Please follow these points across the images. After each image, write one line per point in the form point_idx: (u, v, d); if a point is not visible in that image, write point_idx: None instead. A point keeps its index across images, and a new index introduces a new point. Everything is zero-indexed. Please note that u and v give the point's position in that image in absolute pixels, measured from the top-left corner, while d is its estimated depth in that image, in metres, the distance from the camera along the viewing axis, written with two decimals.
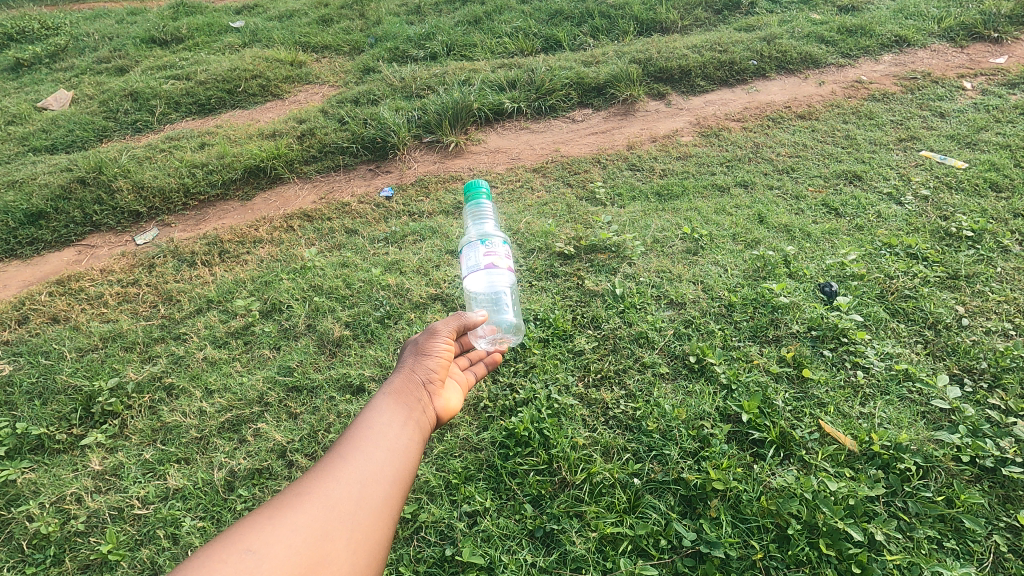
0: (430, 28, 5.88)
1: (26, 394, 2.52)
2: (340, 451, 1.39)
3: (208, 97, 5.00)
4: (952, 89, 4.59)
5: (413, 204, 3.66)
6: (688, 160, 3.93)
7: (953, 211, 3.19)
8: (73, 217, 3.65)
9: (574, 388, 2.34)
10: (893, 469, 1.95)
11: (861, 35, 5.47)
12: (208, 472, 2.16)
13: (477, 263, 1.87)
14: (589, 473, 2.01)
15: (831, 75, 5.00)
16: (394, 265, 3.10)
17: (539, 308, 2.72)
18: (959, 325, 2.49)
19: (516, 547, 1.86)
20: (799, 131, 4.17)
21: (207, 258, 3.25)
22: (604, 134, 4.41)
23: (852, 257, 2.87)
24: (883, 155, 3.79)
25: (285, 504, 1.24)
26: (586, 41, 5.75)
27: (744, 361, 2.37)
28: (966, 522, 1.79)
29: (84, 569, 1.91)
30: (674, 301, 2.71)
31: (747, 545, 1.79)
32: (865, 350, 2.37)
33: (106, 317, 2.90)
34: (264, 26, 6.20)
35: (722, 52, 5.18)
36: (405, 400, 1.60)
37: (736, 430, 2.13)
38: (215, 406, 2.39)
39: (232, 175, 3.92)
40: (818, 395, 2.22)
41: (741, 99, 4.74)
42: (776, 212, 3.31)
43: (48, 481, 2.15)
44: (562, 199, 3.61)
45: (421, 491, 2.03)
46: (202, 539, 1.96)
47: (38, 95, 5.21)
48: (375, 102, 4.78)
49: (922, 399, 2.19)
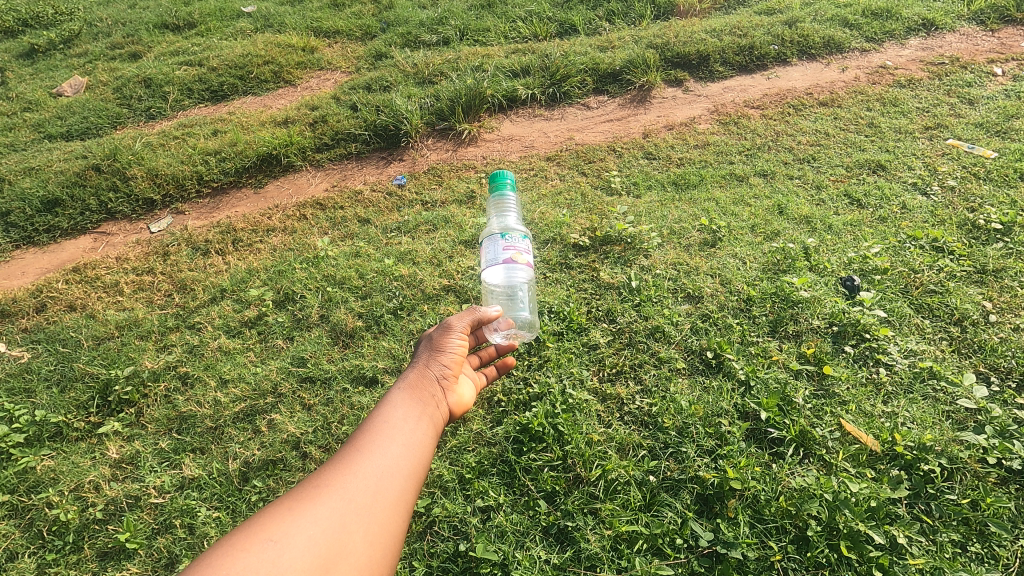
0: (443, 13, 5.80)
1: (44, 381, 2.54)
2: (358, 445, 1.38)
3: (220, 84, 4.97)
4: (981, 75, 4.42)
5: (425, 192, 3.63)
6: (707, 149, 3.84)
7: (981, 202, 3.08)
8: (88, 204, 3.65)
9: (589, 382, 2.32)
10: (917, 470, 1.90)
11: (887, 18, 5.29)
12: (223, 463, 2.18)
13: (497, 255, 1.82)
14: (604, 469, 1.99)
15: (855, 60, 4.84)
16: (406, 256, 3.07)
17: (553, 300, 2.68)
18: (986, 322, 2.42)
19: (530, 543, 1.85)
20: (821, 119, 4.04)
21: (221, 247, 3.25)
22: (619, 121, 4.32)
23: (876, 249, 2.79)
24: (908, 143, 3.68)
25: (305, 496, 1.23)
26: (602, 25, 5.63)
27: (763, 357, 2.33)
28: (991, 527, 1.74)
29: (102, 556, 1.94)
30: (692, 294, 2.66)
31: (765, 546, 1.76)
32: (888, 347, 2.31)
33: (122, 305, 2.91)
34: (276, 11, 6.14)
35: (743, 37, 5.05)
36: (419, 396, 1.59)
37: (754, 428, 2.10)
38: (229, 396, 2.40)
39: (245, 162, 3.90)
40: (840, 393, 2.17)
41: (761, 85, 4.62)
42: (796, 203, 3.22)
43: (67, 468, 2.18)
44: (576, 188, 3.55)
45: (434, 485, 2.03)
46: (219, 530, 1.98)
47: (53, 82, 5.19)
48: (387, 87, 4.72)
49: (946, 399, 2.13)
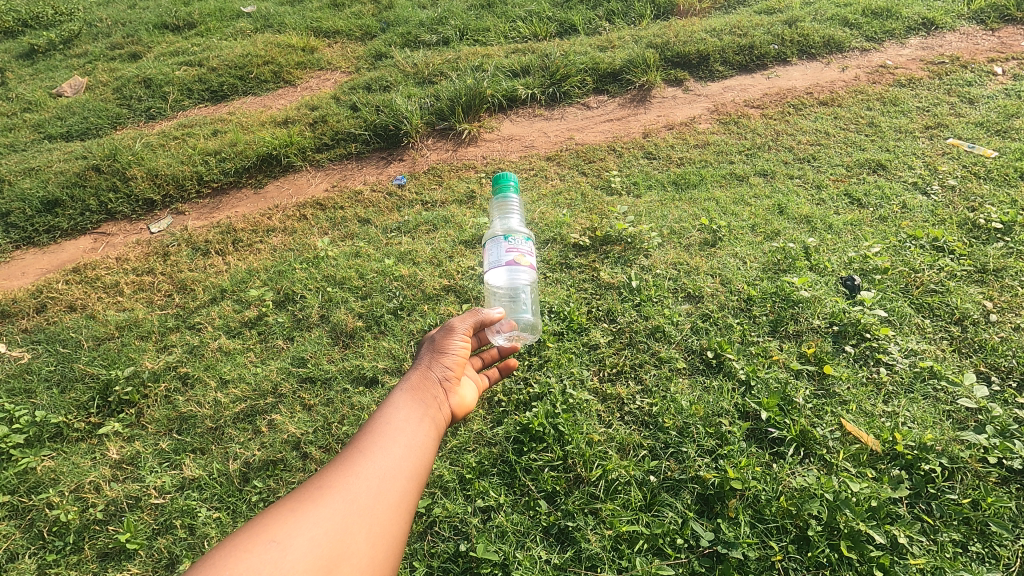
0: (442, 13, 5.80)
1: (44, 381, 2.54)
2: (360, 447, 1.38)
3: (220, 84, 4.97)
4: (982, 75, 4.42)
5: (425, 192, 3.63)
6: (707, 149, 3.84)
7: (981, 202, 3.08)
8: (88, 205, 3.65)
9: (589, 382, 2.32)
10: (917, 470, 1.90)
11: (887, 17, 5.29)
12: (223, 463, 2.18)
13: (499, 257, 1.82)
14: (604, 469, 1.99)
15: (854, 60, 4.84)
16: (406, 256, 3.07)
17: (554, 300, 2.68)
18: (986, 322, 2.41)
19: (531, 543, 1.84)
20: (821, 118, 4.03)
21: (221, 248, 3.25)
22: (619, 121, 4.32)
23: (876, 249, 2.79)
24: (908, 143, 3.67)
25: (308, 496, 1.23)
26: (602, 25, 5.63)
27: (763, 357, 2.33)
28: (992, 526, 1.74)
29: (103, 557, 1.94)
30: (692, 294, 2.66)
31: (766, 546, 1.76)
32: (888, 347, 2.30)
33: (122, 306, 2.91)
34: (276, 10, 6.14)
35: (743, 36, 5.05)
36: (421, 398, 1.59)
37: (755, 428, 2.10)
38: (229, 396, 2.40)
39: (245, 163, 3.90)
40: (840, 392, 2.17)
41: (761, 84, 4.62)
42: (796, 203, 3.21)
43: (68, 469, 2.18)
44: (576, 188, 3.55)
45: (435, 485, 2.03)
46: (219, 530, 1.98)
47: (53, 82, 5.19)
48: (387, 87, 4.72)
49: (947, 398, 2.13)
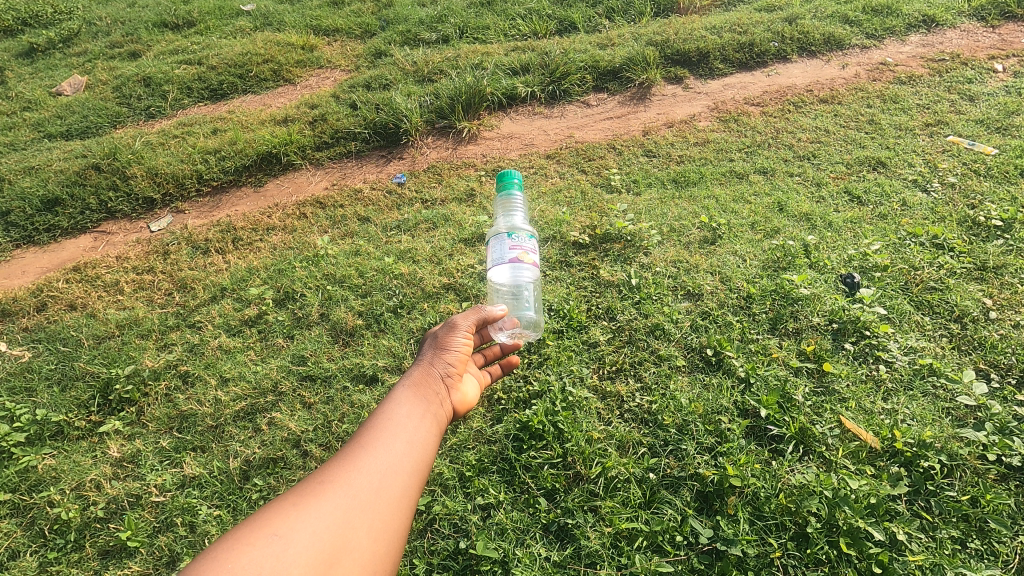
0: (442, 11, 5.80)
1: (44, 380, 2.55)
2: (362, 442, 1.39)
3: (219, 82, 4.97)
4: (982, 72, 4.41)
5: (425, 190, 3.63)
6: (707, 146, 3.84)
7: (981, 199, 3.08)
8: (88, 204, 3.65)
9: (588, 379, 2.32)
10: (916, 467, 1.90)
11: (887, 15, 5.28)
12: (224, 461, 2.19)
13: (502, 254, 1.82)
14: (604, 467, 2.00)
15: (854, 57, 4.84)
16: (406, 254, 3.07)
17: (554, 298, 2.68)
18: (986, 319, 2.42)
19: (530, 540, 1.85)
20: (821, 116, 4.03)
21: (221, 246, 3.25)
22: (619, 119, 4.32)
23: (875, 247, 2.79)
24: (908, 140, 3.67)
25: (310, 491, 1.24)
26: (601, 23, 5.63)
27: (763, 354, 2.33)
28: (991, 523, 1.74)
29: (104, 555, 1.95)
30: (691, 292, 2.66)
31: (765, 543, 1.77)
32: (887, 344, 2.31)
33: (122, 305, 2.92)
34: (276, 9, 6.13)
35: (743, 34, 5.04)
36: (423, 394, 1.59)
37: (754, 425, 2.10)
38: (229, 394, 2.40)
39: (245, 161, 3.90)
40: (840, 390, 2.17)
41: (761, 82, 4.61)
42: (796, 201, 3.21)
43: (68, 467, 2.18)
44: (576, 186, 3.55)
45: (435, 483, 2.04)
46: (219, 528, 1.98)
47: (53, 81, 5.19)
48: (387, 85, 4.72)
49: (946, 396, 2.13)
